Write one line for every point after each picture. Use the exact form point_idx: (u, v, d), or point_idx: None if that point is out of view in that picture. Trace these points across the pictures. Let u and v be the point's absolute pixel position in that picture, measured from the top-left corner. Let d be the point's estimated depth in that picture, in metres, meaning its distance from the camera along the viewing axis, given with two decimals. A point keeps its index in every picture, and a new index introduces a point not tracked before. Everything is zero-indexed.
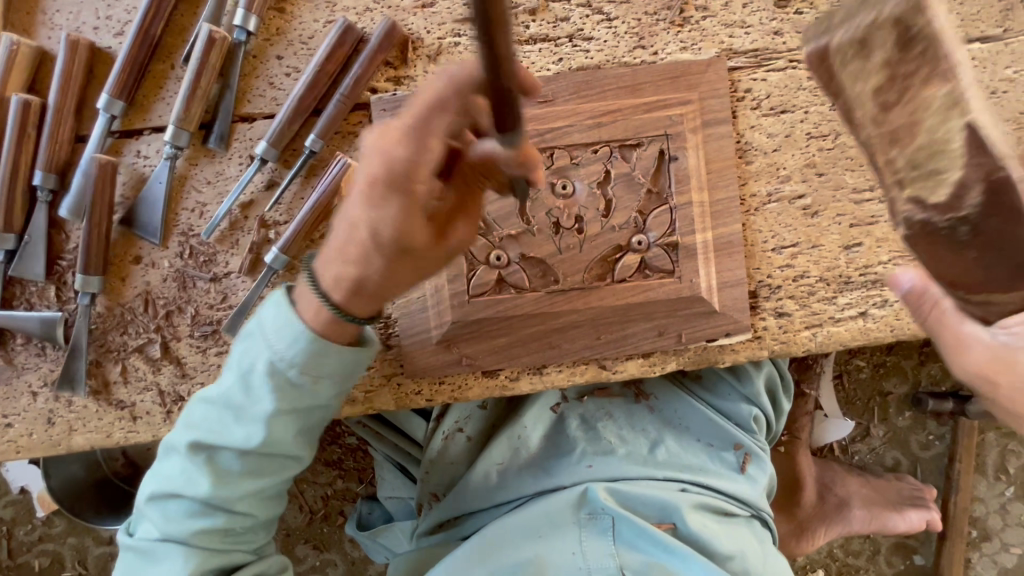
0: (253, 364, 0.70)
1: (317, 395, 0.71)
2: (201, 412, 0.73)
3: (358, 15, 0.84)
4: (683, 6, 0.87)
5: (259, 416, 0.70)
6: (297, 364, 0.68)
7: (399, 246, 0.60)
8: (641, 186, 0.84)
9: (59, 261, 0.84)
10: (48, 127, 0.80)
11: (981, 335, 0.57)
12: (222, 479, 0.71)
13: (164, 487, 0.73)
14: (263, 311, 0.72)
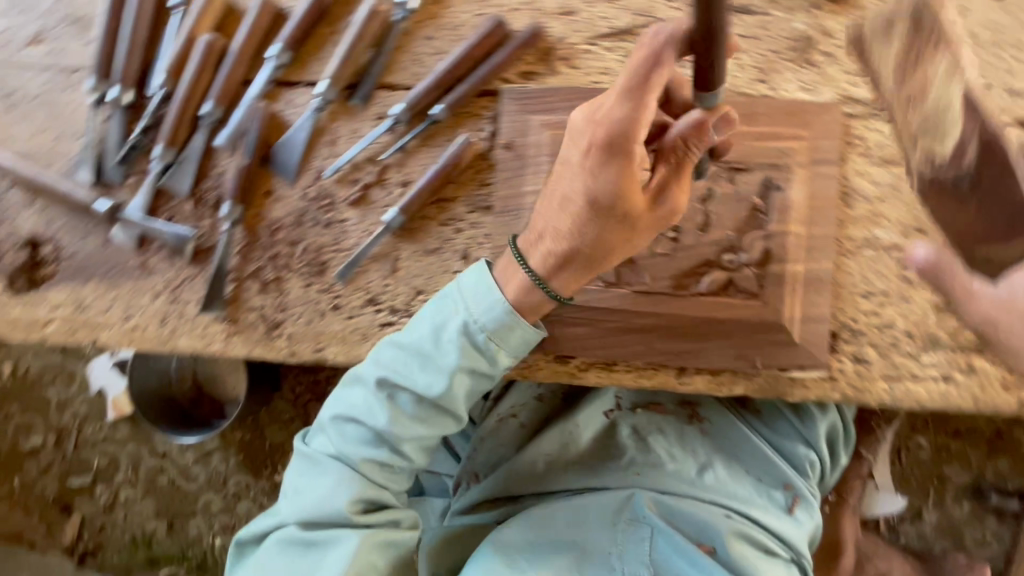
0: (446, 323, 0.80)
1: (496, 363, 0.80)
2: (382, 357, 0.82)
3: (506, 13, 0.93)
4: (810, 49, 0.90)
5: (445, 370, 0.79)
6: (490, 331, 0.78)
7: (613, 207, 0.71)
8: (743, 209, 0.87)
9: (203, 183, 0.94)
10: (225, 67, 0.91)
11: (990, 290, 0.83)
12: (399, 416, 0.81)
13: (343, 412, 0.84)
14: (458, 279, 0.82)
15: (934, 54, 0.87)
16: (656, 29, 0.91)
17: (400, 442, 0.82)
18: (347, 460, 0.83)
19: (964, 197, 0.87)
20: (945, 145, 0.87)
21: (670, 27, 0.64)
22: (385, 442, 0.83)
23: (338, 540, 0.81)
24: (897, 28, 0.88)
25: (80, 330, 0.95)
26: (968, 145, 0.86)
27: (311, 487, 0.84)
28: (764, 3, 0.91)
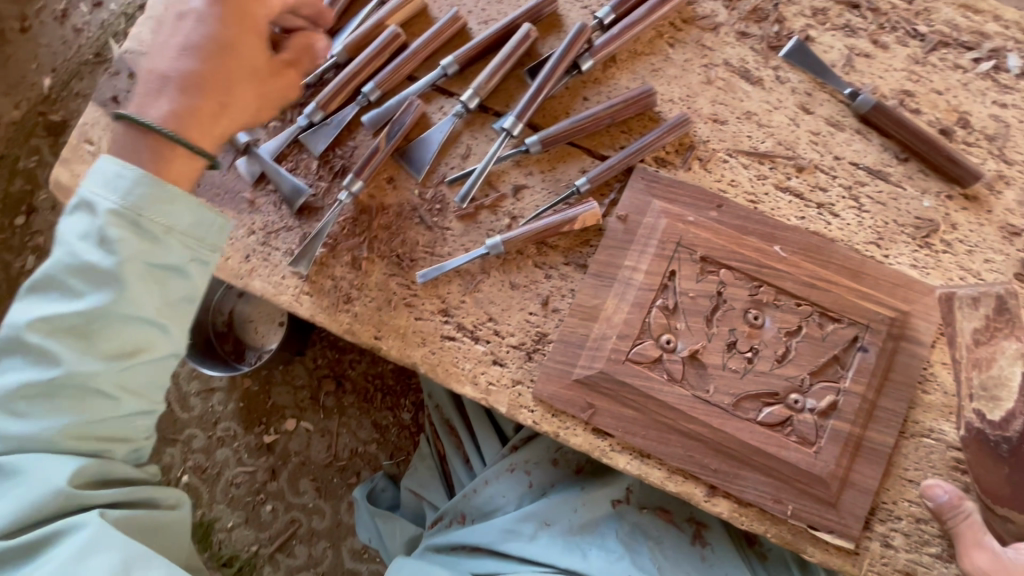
0: (94, 203, 0.70)
1: (171, 253, 0.72)
2: (43, 296, 0.70)
3: (662, 102, 0.98)
4: (931, 232, 0.93)
5: (114, 278, 0.69)
6: (171, 227, 0.72)
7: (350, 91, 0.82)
8: (825, 355, 0.87)
9: (336, 150, 0.99)
10: (399, 59, 0.98)
11: (997, 547, 0.82)
12: (138, 304, 0.70)
13: (48, 309, 0.69)
14: (94, 171, 0.72)
15: (1004, 339, 0.87)
16: (794, 164, 0.96)
17: (100, 385, 0.70)
18: (47, 441, 0.69)
19: (995, 460, 0.86)
20: (995, 412, 0.87)
21: (649, 91, 0.95)
22: (78, 394, 0.70)
23: (79, 526, 0.69)
24: (982, 303, 0.88)
25: None
26: (1014, 420, 0.86)
27: (53, 398, 0.69)
28: (900, 176, 0.95)
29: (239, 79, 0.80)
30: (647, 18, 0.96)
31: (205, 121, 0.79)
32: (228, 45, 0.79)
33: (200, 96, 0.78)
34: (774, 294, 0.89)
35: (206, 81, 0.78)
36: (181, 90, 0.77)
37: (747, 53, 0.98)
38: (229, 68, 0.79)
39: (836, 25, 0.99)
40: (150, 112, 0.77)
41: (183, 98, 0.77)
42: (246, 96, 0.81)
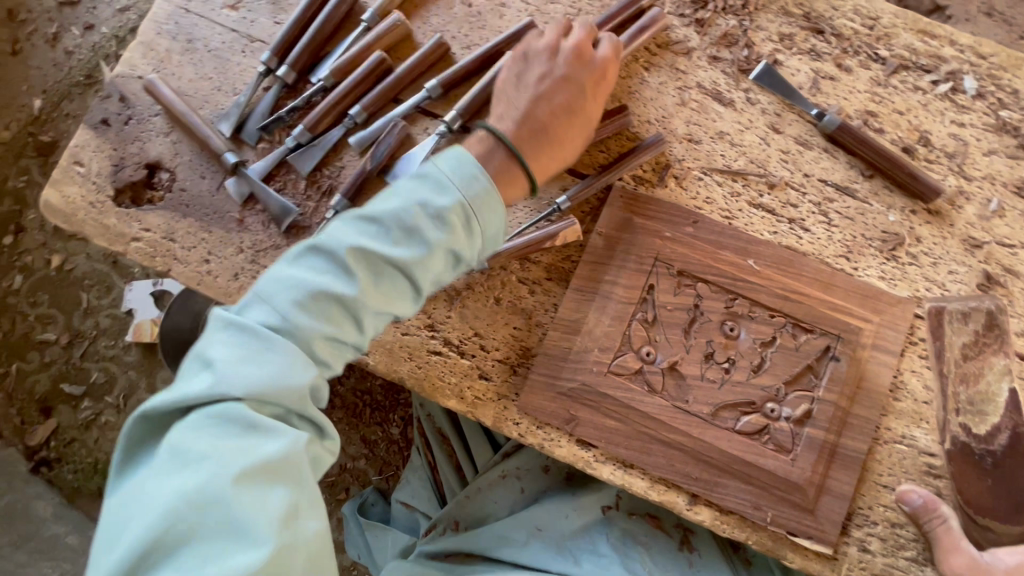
0: (423, 194, 0.74)
1: (420, 281, 0.75)
2: (366, 226, 0.73)
3: (639, 123, 1.02)
4: (897, 246, 0.97)
5: (364, 290, 0.71)
6: (479, 219, 0.75)
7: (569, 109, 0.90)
8: (799, 365, 0.90)
9: (323, 170, 1.02)
10: (384, 83, 1.01)
11: (973, 551, 0.85)
12: (349, 331, 0.73)
13: (304, 319, 0.69)
14: (439, 158, 0.77)
15: (992, 354, 0.91)
16: (766, 181, 1.00)
17: (365, 316, 0.72)
18: (302, 342, 0.69)
19: (979, 472, 0.89)
20: (982, 425, 0.90)
21: (623, 114, 0.99)
22: (341, 313, 0.71)
23: (267, 487, 0.62)
24: (972, 318, 0.92)
25: (158, 256, 1.01)
26: (1000, 433, 0.89)
27: (258, 357, 0.67)
28: (866, 192, 0.99)
29: (561, 129, 0.89)
30: (628, 45, 1.00)
31: (549, 163, 0.90)
32: (571, 108, 0.91)
33: (551, 141, 0.89)
34: (749, 306, 0.92)
35: (555, 132, 0.89)
36: (539, 134, 0.88)
37: (719, 76, 1.03)
38: (561, 131, 0.90)
39: (803, 49, 1.04)
40: (520, 142, 0.87)
41: (546, 145, 0.89)
42: (572, 142, 0.91)
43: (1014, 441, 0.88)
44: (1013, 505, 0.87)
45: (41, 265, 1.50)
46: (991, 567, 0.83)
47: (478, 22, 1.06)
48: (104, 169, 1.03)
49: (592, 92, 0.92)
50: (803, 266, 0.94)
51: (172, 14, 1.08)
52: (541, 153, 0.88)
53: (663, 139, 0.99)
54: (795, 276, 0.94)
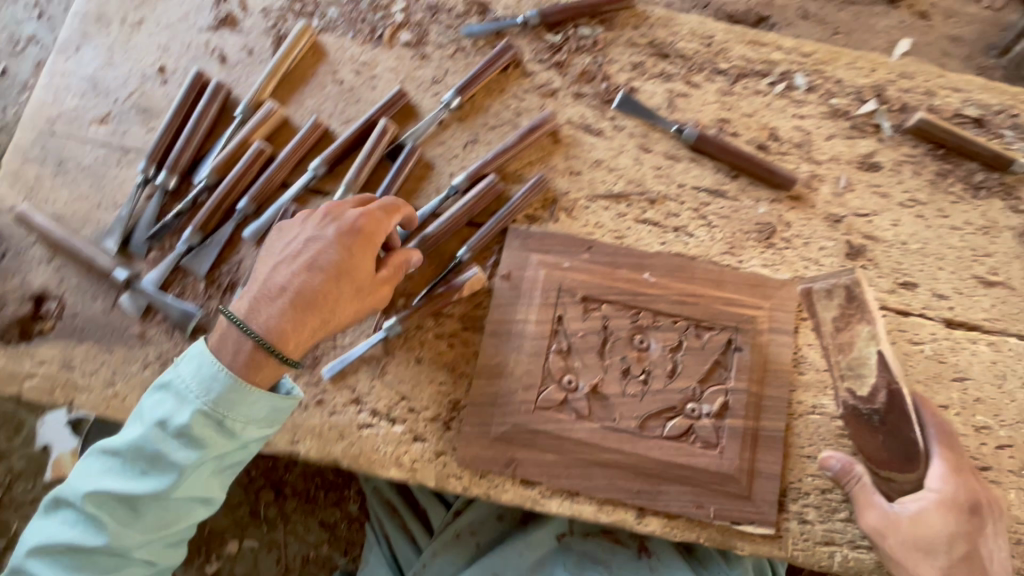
0: (165, 420, 0.82)
1: (202, 492, 0.85)
2: (113, 462, 0.83)
3: (521, 166, 1.08)
4: (771, 234, 1.06)
5: (136, 525, 0.82)
6: (202, 449, 0.82)
7: (341, 274, 0.88)
8: (708, 362, 0.96)
9: (221, 267, 1.01)
10: (268, 172, 1.03)
11: (884, 505, 0.91)
12: (130, 557, 0.83)
13: (76, 570, 0.82)
14: (181, 362, 0.85)
15: (859, 324, 0.97)
16: (646, 198, 1.07)
17: (135, 552, 0.83)
18: None
19: (869, 429, 0.96)
20: (862, 388, 0.96)
21: (491, 179, 1.04)
22: (113, 558, 0.82)
23: None
24: (835, 294, 0.99)
25: (58, 389, 0.96)
26: (879, 393, 0.95)
27: None
28: (736, 191, 1.08)
29: (341, 301, 0.89)
30: (519, 143, 1.06)
31: (305, 332, 0.87)
32: (340, 269, 0.88)
33: (308, 310, 0.87)
34: (653, 317, 0.98)
35: (314, 305, 0.87)
36: (293, 306, 0.87)
37: (585, 110, 1.11)
38: (329, 295, 0.88)
39: (654, 73, 1.13)
40: (257, 317, 0.87)
41: (292, 314, 0.86)
42: (345, 311, 0.89)
43: (892, 396, 0.95)
44: (904, 456, 0.93)
45: None
46: (899, 517, 0.89)
47: (352, 96, 1.10)
48: None
49: (352, 250, 0.89)
50: (694, 271, 1.02)
51: (35, 139, 1.06)
52: (297, 314, 0.87)
53: (544, 180, 1.06)
54: (688, 280, 1.01)
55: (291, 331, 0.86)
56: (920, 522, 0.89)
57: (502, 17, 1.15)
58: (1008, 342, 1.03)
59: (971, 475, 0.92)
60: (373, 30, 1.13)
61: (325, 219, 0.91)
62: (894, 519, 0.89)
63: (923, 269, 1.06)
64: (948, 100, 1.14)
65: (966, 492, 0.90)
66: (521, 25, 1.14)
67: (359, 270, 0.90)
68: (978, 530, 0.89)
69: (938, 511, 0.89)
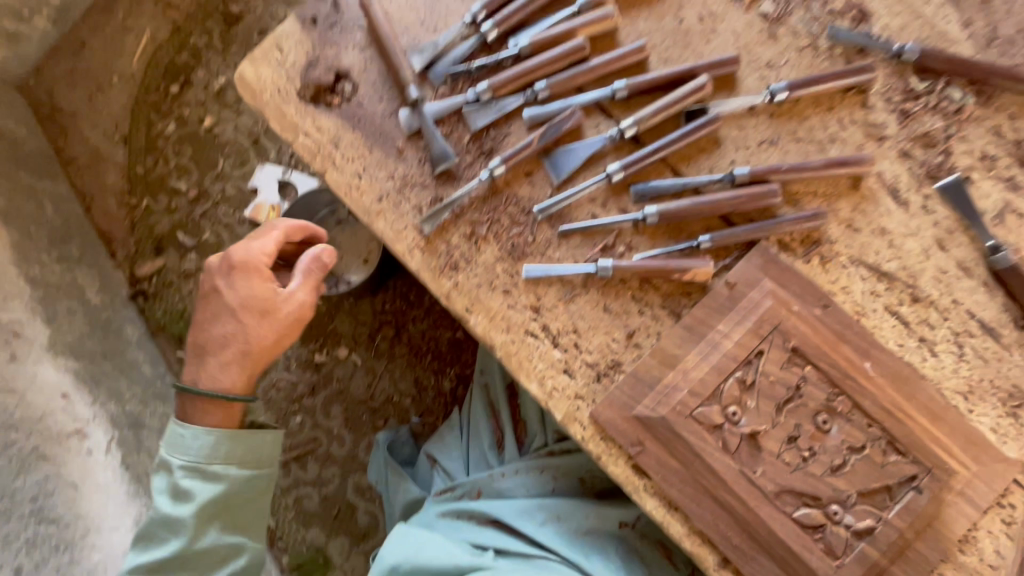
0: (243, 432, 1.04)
1: (258, 469, 1.02)
2: (181, 447, 0.98)
3: (805, 192, 1.00)
4: (1022, 405, 0.93)
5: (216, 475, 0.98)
6: (244, 456, 1.00)
7: (682, 229, 1.01)
8: (878, 482, 0.89)
9: (489, 131, 1.06)
10: (576, 70, 1.03)
11: None
12: (220, 480, 0.99)
13: (175, 495, 0.98)
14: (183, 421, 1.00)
15: None
16: (911, 292, 0.97)
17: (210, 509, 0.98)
18: (197, 477, 0.98)
19: None
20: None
21: (773, 188, 0.98)
22: (211, 477, 0.99)
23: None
24: None
25: (319, 157, 1.08)
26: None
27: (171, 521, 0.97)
28: (1011, 341, 0.95)
29: (668, 243, 1.01)
30: (820, 169, 0.98)
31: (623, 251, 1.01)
32: (685, 226, 1.01)
33: (229, 347, 0.99)
34: (850, 407, 0.91)
35: (652, 236, 1.01)
36: (630, 229, 1.02)
37: (903, 173, 1.00)
38: (677, 233, 1.01)
39: (1001, 176, 0.99)
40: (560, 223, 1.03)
41: (625, 234, 1.01)
42: (668, 251, 1.00)
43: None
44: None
45: (195, 121, 1.62)
46: None
47: (685, 37, 1.05)
48: (299, 62, 1.10)
49: (704, 216, 1.00)
50: (919, 392, 0.92)
51: None
52: (231, 346, 0.99)
53: (823, 216, 0.98)
54: (908, 395, 0.92)
55: (229, 378, 1.00)
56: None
57: (875, 35, 1.04)
58: None
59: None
60: None
61: (712, 178, 1.00)
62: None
63: None
64: None
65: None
66: (892, 53, 1.02)
67: (259, 296, 0.99)
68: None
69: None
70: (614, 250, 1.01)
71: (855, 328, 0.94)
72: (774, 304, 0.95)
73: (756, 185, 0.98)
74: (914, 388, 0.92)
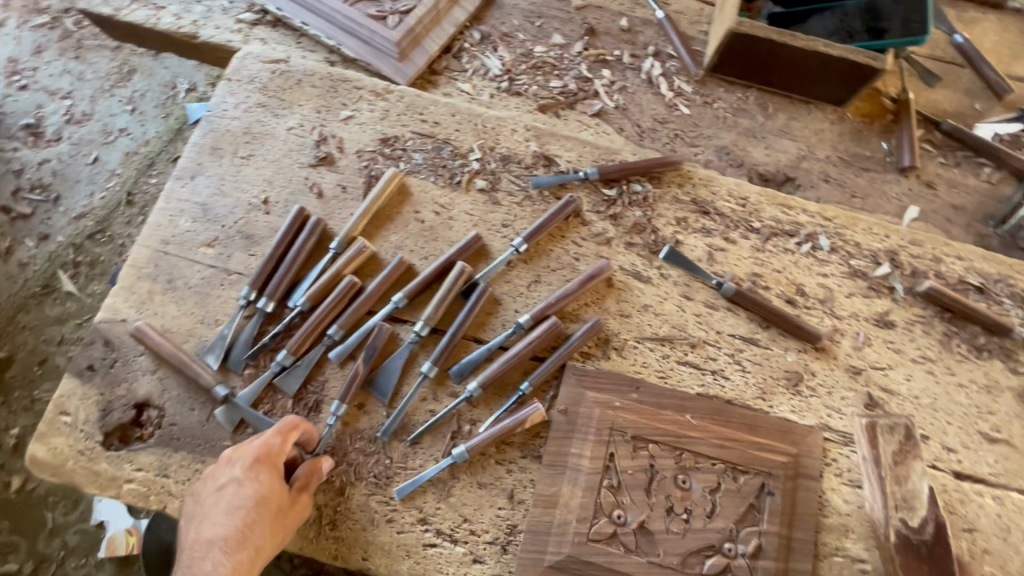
0: None
1: None
2: None
3: (578, 307, 1.22)
4: (798, 382, 1.19)
5: None
6: None
7: (505, 385, 1.15)
8: (743, 504, 1.07)
9: (307, 387, 1.12)
10: (357, 302, 1.16)
11: None
12: None
13: None
14: None
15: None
16: (687, 342, 1.21)
17: None
18: None
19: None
20: (914, 519, 1.00)
21: (553, 321, 1.17)
22: None
23: None
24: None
25: (153, 494, 1.05)
26: (928, 525, 0.99)
27: None
28: (767, 340, 1.22)
29: (499, 402, 1.14)
30: (578, 289, 1.20)
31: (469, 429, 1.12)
32: (506, 381, 1.16)
33: (236, 554, 0.97)
34: (694, 458, 1.09)
35: (484, 404, 1.14)
36: (467, 407, 1.14)
37: (636, 258, 1.26)
38: (501, 391, 1.15)
39: (696, 228, 1.29)
40: (407, 432, 1.11)
41: (463, 414, 1.13)
42: (502, 410, 1.13)
43: (937, 530, 0.99)
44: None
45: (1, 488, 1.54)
46: None
47: (431, 233, 1.24)
48: (92, 415, 1.08)
49: (515, 367, 1.15)
50: (732, 415, 1.14)
51: (150, 257, 1.19)
52: (238, 547, 0.97)
53: (600, 322, 1.19)
54: (726, 422, 1.13)
55: None
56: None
57: (564, 170, 1.32)
58: (1010, 496, 1.14)
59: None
60: (453, 175, 1.29)
61: (506, 335, 1.17)
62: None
63: (934, 422, 1.18)
64: (953, 266, 1.30)
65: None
66: (582, 179, 1.31)
67: (276, 494, 1.00)
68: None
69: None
70: (461, 432, 1.12)
71: (665, 393, 1.15)
72: (602, 409, 1.12)
73: (540, 326, 1.17)
74: (726, 414, 1.14)
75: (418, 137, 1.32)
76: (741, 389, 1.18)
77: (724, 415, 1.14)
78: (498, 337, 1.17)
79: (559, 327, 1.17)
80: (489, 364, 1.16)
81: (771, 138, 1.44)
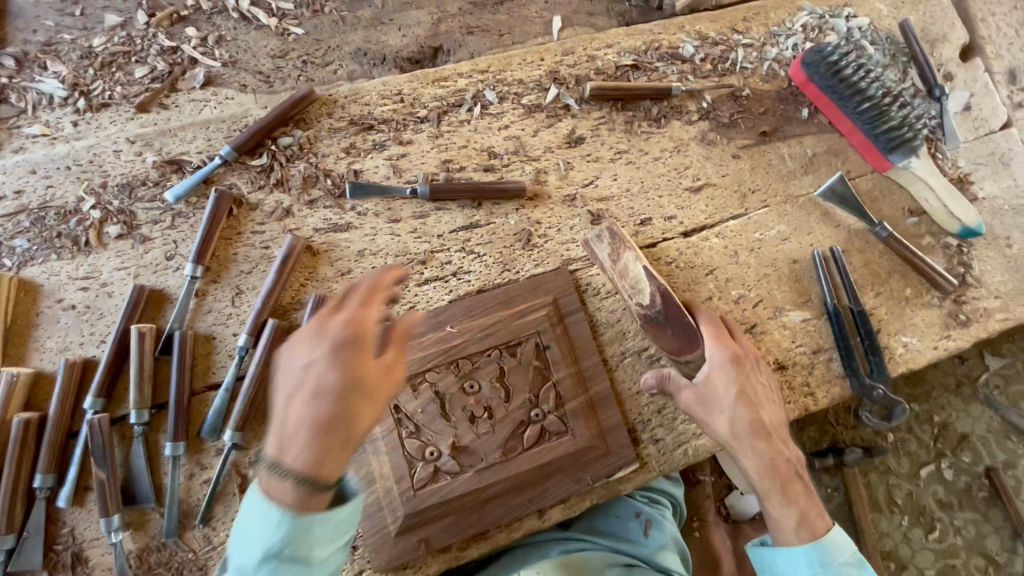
0: None
1: None
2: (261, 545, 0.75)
3: (297, 292, 1.12)
4: (529, 237, 1.22)
5: None
6: None
7: (265, 409, 1.07)
8: (530, 371, 1.13)
9: (54, 549, 0.98)
10: (45, 436, 0.98)
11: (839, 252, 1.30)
12: None
13: None
14: None
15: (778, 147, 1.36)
16: (417, 262, 1.17)
17: None
18: None
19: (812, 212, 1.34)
20: (644, 298, 1.09)
21: (274, 322, 1.06)
22: None
23: None
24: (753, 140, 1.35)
25: None
26: (655, 296, 1.08)
27: None
28: (485, 217, 1.21)
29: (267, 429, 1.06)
30: (281, 277, 1.09)
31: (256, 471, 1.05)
32: (265, 405, 1.07)
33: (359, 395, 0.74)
34: (470, 361, 1.12)
35: (256, 439, 1.06)
36: (242, 453, 1.05)
37: (325, 213, 1.16)
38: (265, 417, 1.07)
39: (368, 149, 1.20)
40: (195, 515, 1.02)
41: (240, 462, 1.04)
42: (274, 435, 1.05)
43: (666, 297, 1.10)
44: (688, 339, 1.09)
45: None
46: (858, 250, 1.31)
47: (92, 314, 1.06)
48: None
49: (262, 389, 1.06)
50: (484, 303, 1.14)
51: None
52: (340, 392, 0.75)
53: (323, 295, 1.10)
54: (482, 312, 1.14)
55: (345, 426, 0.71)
56: (709, 385, 1.07)
57: (199, 164, 1.14)
58: (727, 227, 1.30)
59: (731, 338, 1.10)
60: (78, 240, 1.08)
61: (236, 364, 1.06)
62: (697, 392, 1.08)
63: (649, 203, 1.28)
64: (607, 57, 1.34)
65: (731, 352, 1.07)
66: (222, 163, 1.14)
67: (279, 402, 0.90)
68: (750, 376, 1.08)
69: (720, 370, 1.06)
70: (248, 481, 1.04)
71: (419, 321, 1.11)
72: None
73: (264, 334, 1.06)
74: (480, 305, 1.14)
75: (6, 221, 1.08)
76: (485, 274, 1.19)
77: (479, 307, 1.14)
78: (230, 371, 1.06)
79: (282, 324, 1.07)
80: (234, 401, 1.05)
81: (399, 16, 1.32)
